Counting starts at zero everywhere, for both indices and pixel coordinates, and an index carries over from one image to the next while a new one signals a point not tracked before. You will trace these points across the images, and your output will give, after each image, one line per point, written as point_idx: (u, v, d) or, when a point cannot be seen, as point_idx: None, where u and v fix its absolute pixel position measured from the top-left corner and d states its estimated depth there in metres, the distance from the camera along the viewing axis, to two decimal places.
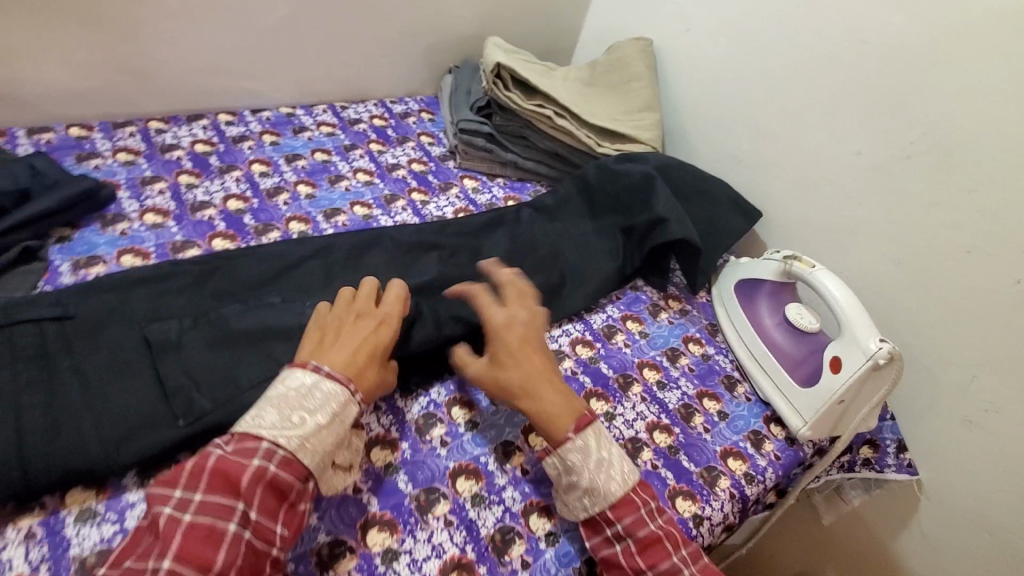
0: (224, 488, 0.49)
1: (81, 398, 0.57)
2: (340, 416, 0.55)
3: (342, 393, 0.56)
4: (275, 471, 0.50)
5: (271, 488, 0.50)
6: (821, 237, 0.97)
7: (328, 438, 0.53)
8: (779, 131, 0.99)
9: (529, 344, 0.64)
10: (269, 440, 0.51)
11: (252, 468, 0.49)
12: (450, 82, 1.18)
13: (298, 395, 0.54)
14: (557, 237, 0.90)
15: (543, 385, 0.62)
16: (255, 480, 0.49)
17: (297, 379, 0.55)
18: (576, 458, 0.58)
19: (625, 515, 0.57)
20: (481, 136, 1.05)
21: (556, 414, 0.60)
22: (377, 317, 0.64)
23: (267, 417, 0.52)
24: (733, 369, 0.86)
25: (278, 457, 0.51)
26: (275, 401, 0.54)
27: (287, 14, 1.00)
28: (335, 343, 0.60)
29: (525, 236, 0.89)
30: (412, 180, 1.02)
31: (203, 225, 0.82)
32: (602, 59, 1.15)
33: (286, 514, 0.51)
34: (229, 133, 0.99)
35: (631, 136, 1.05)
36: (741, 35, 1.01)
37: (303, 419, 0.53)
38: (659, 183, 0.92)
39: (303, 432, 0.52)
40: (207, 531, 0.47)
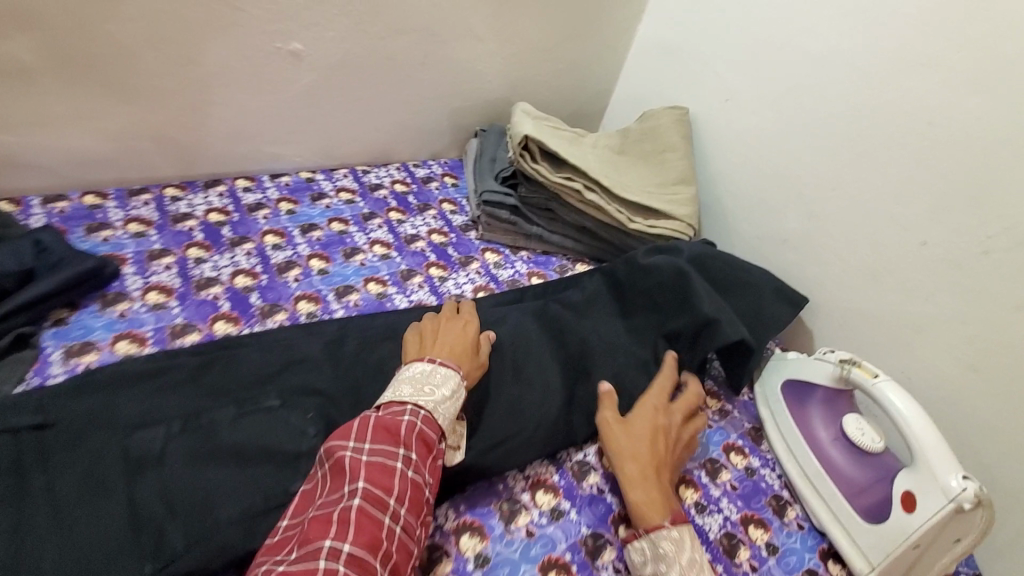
0: (388, 439, 0.56)
1: (48, 526, 0.53)
2: (457, 391, 0.64)
3: (456, 372, 0.64)
4: (422, 427, 0.58)
5: (420, 441, 0.58)
6: (880, 333, 0.87)
7: (450, 408, 0.62)
8: (832, 212, 0.90)
9: (658, 432, 0.69)
10: (412, 403, 0.59)
11: (406, 422, 0.57)
12: (475, 147, 1.14)
13: (422, 376, 0.62)
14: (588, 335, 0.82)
15: (652, 472, 0.65)
16: (410, 431, 0.57)
17: (418, 366, 0.63)
18: (668, 548, 0.58)
19: None
20: (506, 208, 0.99)
21: (651, 501, 0.62)
22: (461, 318, 0.74)
23: (404, 391, 0.61)
24: (782, 488, 0.76)
25: (422, 415, 0.59)
26: (405, 381, 0.62)
27: (312, 81, 0.97)
28: (436, 340, 0.69)
29: (550, 330, 0.82)
30: (431, 253, 0.96)
31: (207, 305, 0.77)
32: (635, 127, 1.10)
33: (432, 464, 0.58)
34: (245, 201, 0.96)
35: (665, 212, 0.97)
36: (788, 110, 0.94)
37: (433, 390, 0.61)
38: (695, 277, 0.85)
39: (435, 400, 0.61)
40: (382, 467, 0.54)
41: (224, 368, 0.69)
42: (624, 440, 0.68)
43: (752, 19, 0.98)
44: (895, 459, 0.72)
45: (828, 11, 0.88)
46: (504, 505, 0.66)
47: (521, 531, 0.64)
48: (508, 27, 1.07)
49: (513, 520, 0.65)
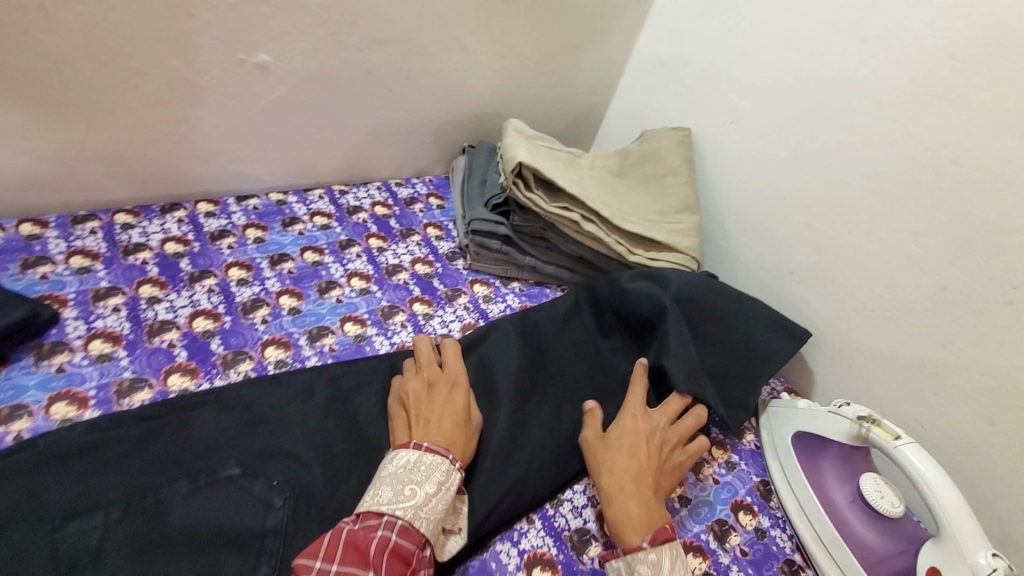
0: (355, 560, 0.50)
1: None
2: (445, 483, 0.57)
3: (445, 460, 0.58)
4: (398, 540, 0.52)
5: (394, 558, 0.51)
6: (892, 378, 0.82)
7: (437, 505, 0.55)
8: (843, 248, 0.85)
9: (639, 447, 0.68)
10: (389, 513, 0.53)
11: (379, 537, 0.52)
12: (463, 165, 1.06)
13: (405, 471, 0.56)
14: (556, 381, 0.77)
15: (629, 487, 0.64)
16: (382, 548, 0.51)
17: (402, 457, 0.57)
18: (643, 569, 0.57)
19: None
20: (496, 237, 0.91)
21: (630, 519, 0.61)
22: (448, 382, 0.67)
23: (384, 493, 0.55)
24: (793, 551, 0.71)
25: (399, 526, 0.53)
26: (388, 478, 0.56)
27: (283, 96, 0.88)
28: (422, 417, 0.62)
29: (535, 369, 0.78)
30: (415, 286, 0.88)
31: (160, 355, 0.69)
32: (634, 148, 1.03)
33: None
34: (208, 227, 0.87)
35: (667, 244, 0.91)
36: (799, 136, 0.88)
37: (415, 490, 0.55)
38: (674, 320, 0.79)
39: (416, 503, 0.54)
40: None
41: (176, 434, 0.61)
42: (603, 456, 0.68)
43: (759, 39, 0.92)
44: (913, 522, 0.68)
45: (841, 36, 0.83)
46: None
47: None
48: (499, 39, 1.00)
49: None
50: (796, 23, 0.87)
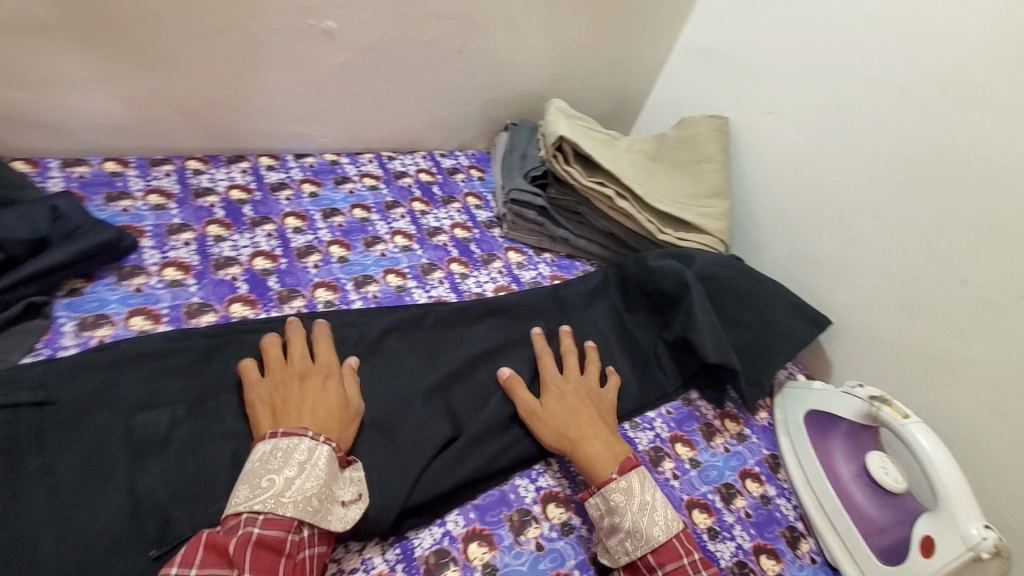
0: (217, 561, 0.48)
1: (44, 509, 0.52)
2: (308, 460, 0.54)
3: (304, 439, 0.55)
4: (261, 531, 0.50)
5: (263, 550, 0.49)
6: (908, 369, 0.84)
7: (304, 485, 0.53)
8: (870, 240, 0.87)
9: (575, 397, 0.72)
10: (247, 509, 0.51)
11: (238, 536, 0.49)
12: (505, 141, 1.11)
13: (261, 463, 0.54)
14: (579, 345, 0.82)
15: (586, 430, 0.67)
16: (242, 544, 0.49)
17: (258, 450, 0.55)
18: (620, 498, 0.61)
19: (666, 562, 0.58)
20: (533, 208, 0.96)
21: (597, 457, 0.65)
22: (319, 373, 0.64)
23: (239, 492, 0.52)
24: (796, 520, 0.74)
25: (261, 519, 0.51)
26: (245, 476, 0.53)
27: (344, 62, 0.95)
28: (286, 405, 0.59)
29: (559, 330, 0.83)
30: (453, 248, 0.94)
31: (224, 285, 0.76)
32: (672, 134, 1.07)
33: (286, 566, 0.50)
34: (268, 179, 0.94)
35: (696, 226, 0.94)
36: (833, 129, 0.91)
37: (272, 480, 0.53)
38: (698, 295, 0.83)
39: (275, 491, 0.52)
40: None
41: (235, 351, 0.67)
42: (552, 419, 0.69)
43: (803, 32, 0.95)
44: (914, 499, 0.72)
45: (882, 32, 0.85)
46: (516, 515, 0.65)
47: (531, 544, 0.63)
48: (549, 21, 1.04)
49: (523, 531, 0.64)
50: (840, 19, 0.90)
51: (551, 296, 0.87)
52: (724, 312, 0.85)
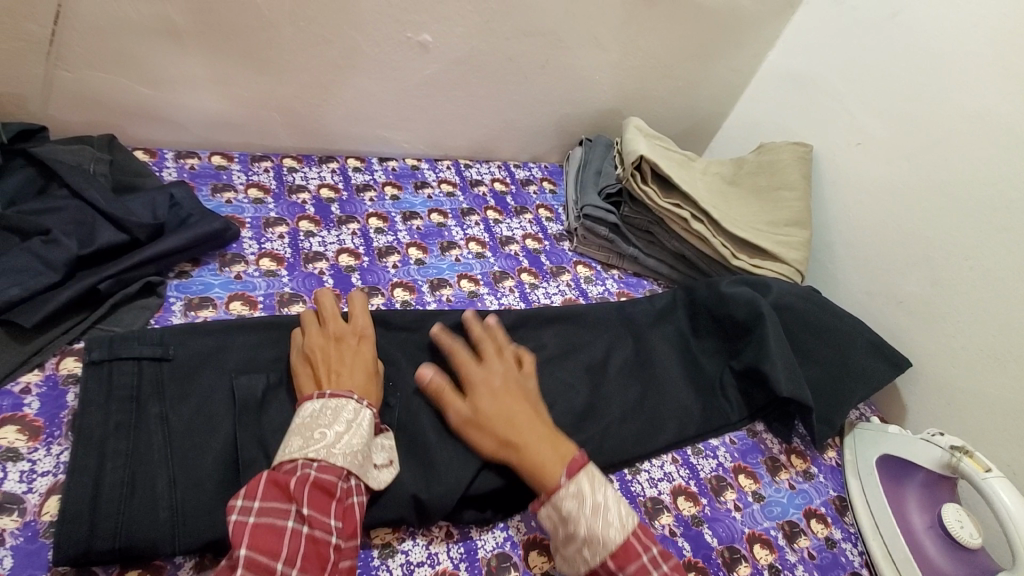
0: (279, 496, 0.52)
1: (161, 453, 0.58)
2: (355, 419, 0.58)
3: (352, 400, 0.59)
4: (318, 473, 0.53)
5: (317, 490, 0.52)
6: (994, 422, 0.80)
7: (351, 440, 0.57)
8: (961, 282, 0.83)
9: (506, 393, 0.65)
10: (303, 455, 0.54)
11: (297, 475, 0.53)
12: (580, 156, 1.13)
13: (308, 420, 0.57)
14: (646, 362, 0.82)
15: (526, 432, 0.61)
16: (301, 482, 0.52)
17: (307, 408, 0.58)
18: (571, 505, 0.56)
19: (626, 565, 0.54)
20: (605, 225, 0.97)
21: (543, 462, 0.59)
22: (354, 336, 0.67)
23: (291, 443, 0.55)
24: (862, 567, 0.71)
25: (317, 463, 0.54)
26: (294, 429, 0.57)
27: (435, 72, 0.99)
28: (329, 368, 0.62)
29: (627, 347, 0.83)
30: (524, 258, 0.96)
31: (312, 279, 0.80)
32: (751, 158, 1.05)
33: (337, 509, 0.53)
34: (354, 180, 0.99)
35: (773, 254, 0.92)
36: (930, 164, 0.87)
37: (324, 433, 0.56)
38: (772, 325, 0.81)
39: (326, 442, 0.55)
40: (269, 527, 0.50)
41: None
42: (487, 432, 0.62)
43: (901, 62, 0.92)
44: (985, 558, 0.70)
45: (994, 68, 0.81)
46: None
47: None
48: (635, 41, 1.05)
49: None
50: (946, 51, 0.86)
51: (620, 312, 0.87)
52: (798, 345, 0.83)
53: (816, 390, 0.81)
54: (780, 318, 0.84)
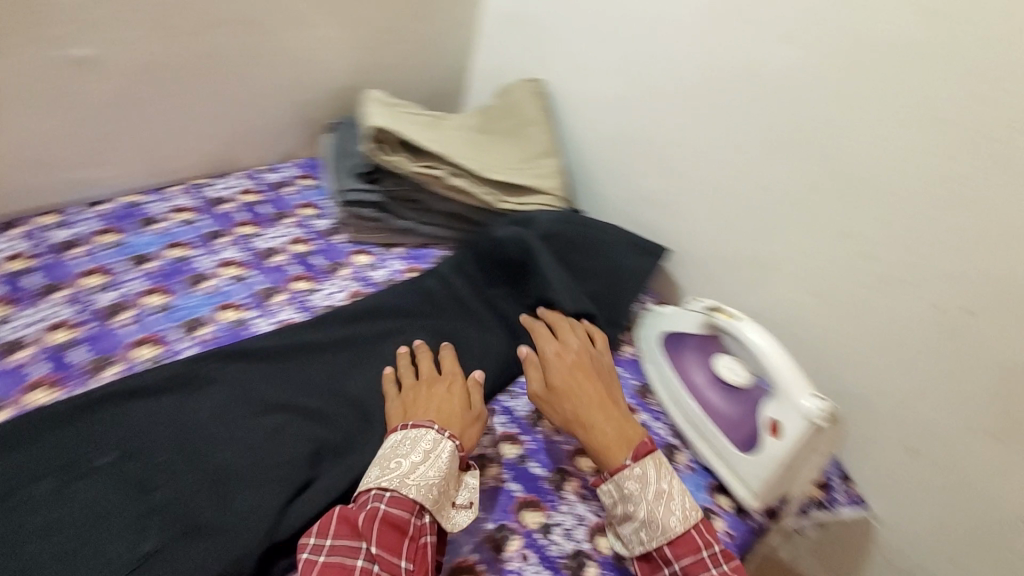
0: (349, 532, 0.56)
1: None
2: (433, 451, 0.61)
3: (431, 430, 0.63)
4: (386, 509, 0.57)
5: (385, 525, 0.57)
6: (741, 275, 0.93)
7: (425, 473, 0.60)
8: (685, 168, 0.94)
9: (579, 371, 0.73)
10: (376, 486, 0.59)
11: (369, 511, 0.57)
12: (328, 143, 1.06)
13: (389, 451, 0.62)
14: (438, 328, 0.82)
15: (592, 415, 0.69)
16: (370, 519, 0.57)
17: (391, 438, 0.63)
18: (633, 488, 0.64)
19: (683, 554, 0.62)
20: (369, 205, 0.93)
21: (609, 442, 0.68)
22: (444, 381, 0.71)
23: (371, 474, 0.60)
24: (671, 437, 0.82)
25: (387, 496, 0.58)
26: (379, 460, 0.62)
27: (114, 90, 0.84)
28: (421, 406, 0.67)
29: (418, 320, 0.82)
30: (293, 266, 0.88)
31: (15, 375, 0.66)
32: (494, 104, 1.08)
33: (410, 548, 0.57)
34: (55, 240, 0.82)
35: (532, 187, 0.96)
36: (637, 71, 0.96)
37: (399, 463, 0.60)
38: (542, 255, 0.86)
39: (401, 472, 0.60)
40: (338, 568, 0.54)
41: (39, 433, 0.60)
42: (561, 402, 0.71)
43: None
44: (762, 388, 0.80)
45: None
46: None
47: None
48: (342, 10, 0.99)
49: None
50: None
51: (412, 288, 0.86)
52: (574, 264, 0.88)
53: (599, 300, 0.87)
54: (549, 246, 0.88)
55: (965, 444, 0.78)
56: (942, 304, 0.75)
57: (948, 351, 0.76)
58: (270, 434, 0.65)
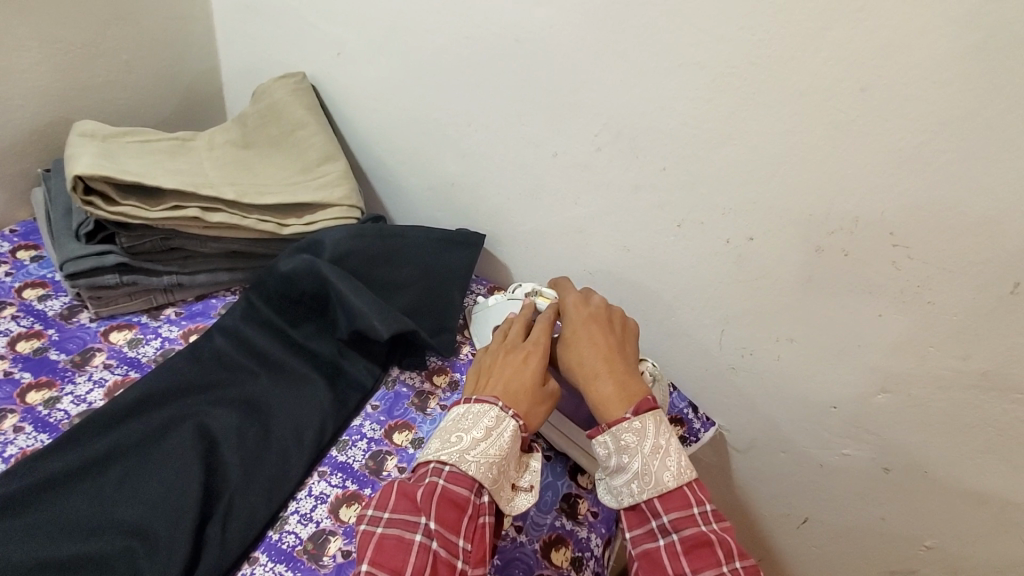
0: (407, 507, 0.55)
1: None
2: (495, 429, 0.60)
3: (495, 407, 0.61)
4: (443, 485, 0.56)
5: (444, 500, 0.55)
6: (559, 243, 0.92)
7: (487, 450, 0.58)
8: (478, 147, 0.89)
9: (598, 331, 0.71)
10: (435, 460, 0.58)
11: (427, 485, 0.56)
12: (42, 198, 0.83)
13: (451, 425, 0.61)
14: (239, 394, 0.70)
15: (600, 366, 0.68)
16: (428, 495, 0.55)
17: (456, 411, 0.62)
18: (631, 439, 0.62)
19: (674, 509, 0.59)
20: (110, 270, 0.74)
21: (608, 397, 0.65)
22: (522, 346, 0.69)
23: (432, 446, 0.60)
24: None
25: (445, 473, 0.57)
26: (440, 432, 0.61)
27: None
28: (490, 375, 0.66)
29: (206, 394, 0.69)
30: (20, 373, 0.68)
31: None
32: (250, 110, 0.92)
33: (467, 530, 0.55)
34: None
35: (318, 202, 0.84)
36: (398, 50, 0.87)
37: (461, 437, 0.59)
38: (338, 279, 0.75)
39: (461, 447, 0.58)
40: (397, 540, 0.53)
41: None
42: (574, 355, 0.70)
43: None
44: None
45: None
46: None
47: None
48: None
49: None
50: None
51: (190, 358, 0.72)
52: (378, 278, 0.80)
53: (417, 309, 0.80)
54: (344, 269, 0.78)
55: (776, 354, 0.85)
56: (730, 237, 0.79)
57: (742, 277, 0.81)
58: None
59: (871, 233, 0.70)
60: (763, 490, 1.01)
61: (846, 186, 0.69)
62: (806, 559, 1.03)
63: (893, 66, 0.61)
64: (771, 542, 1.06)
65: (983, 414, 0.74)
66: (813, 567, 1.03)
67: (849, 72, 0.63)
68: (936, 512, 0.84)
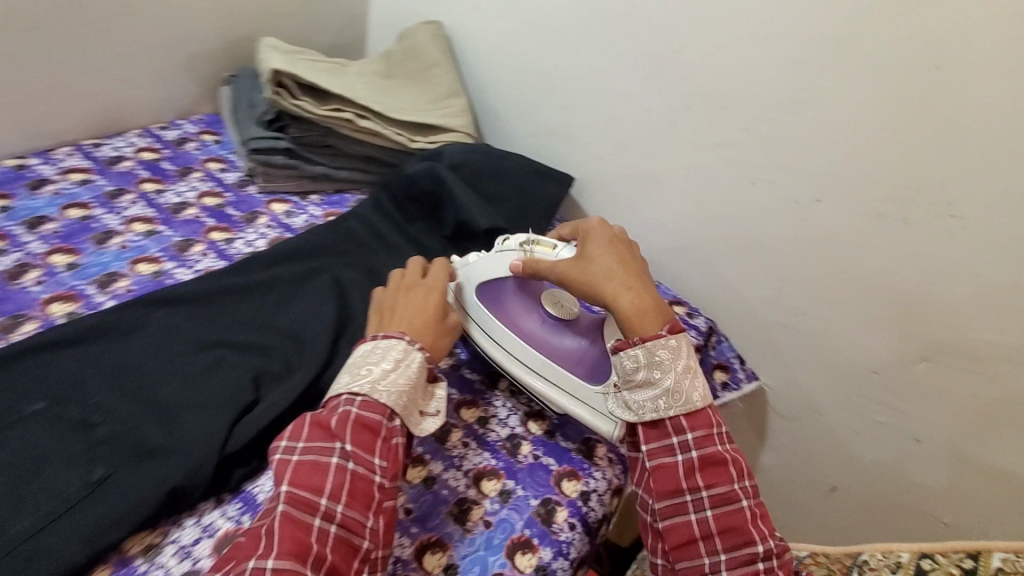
0: (321, 435, 0.57)
1: None
2: (404, 360, 0.63)
3: (401, 340, 0.64)
4: (357, 413, 0.59)
5: (356, 426, 0.58)
6: (638, 194, 1.03)
7: (396, 378, 0.62)
8: (580, 100, 1.02)
9: (615, 251, 0.72)
10: (347, 391, 0.60)
11: (338, 414, 0.58)
12: (227, 95, 1.04)
13: (359, 359, 0.63)
14: (366, 261, 0.86)
15: (624, 285, 0.70)
16: (342, 422, 0.58)
17: (364, 346, 0.65)
18: (666, 355, 0.65)
19: (696, 428, 0.65)
20: (278, 152, 0.93)
21: (639, 313, 0.68)
22: (421, 288, 0.72)
23: (341, 378, 0.62)
24: None
25: (359, 400, 0.60)
26: (347, 366, 0.63)
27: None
28: (394, 313, 0.69)
29: (340, 255, 0.86)
30: (207, 218, 0.88)
31: None
32: (394, 48, 1.09)
33: (381, 448, 0.59)
34: None
35: (441, 126, 1.00)
36: (525, 9, 1.02)
37: (370, 368, 0.62)
38: (452, 182, 0.91)
39: (372, 377, 0.61)
40: (313, 463, 0.56)
41: None
42: (594, 273, 0.71)
43: None
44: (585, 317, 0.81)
45: None
46: None
47: None
48: None
49: None
50: None
51: (331, 230, 0.88)
52: (482, 191, 0.95)
53: (512, 224, 0.94)
54: (458, 175, 0.94)
55: (824, 315, 0.93)
56: (796, 198, 0.88)
57: (802, 237, 0.90)
58: (209, 366, 0.68)
59: (930, 202, 0.77)
60: (793, 454, 1.07)
61: (909, 157, 0.77)
62: (827, 527, 1.09)
63: (964, 51, 0.70)
64: (792, 507, 1.12)
65: (1012, 389, 0.80)
66: (834, 536, 1.08)
67: (925, 53, 0.72)
68: (959, 485, 0.89)
